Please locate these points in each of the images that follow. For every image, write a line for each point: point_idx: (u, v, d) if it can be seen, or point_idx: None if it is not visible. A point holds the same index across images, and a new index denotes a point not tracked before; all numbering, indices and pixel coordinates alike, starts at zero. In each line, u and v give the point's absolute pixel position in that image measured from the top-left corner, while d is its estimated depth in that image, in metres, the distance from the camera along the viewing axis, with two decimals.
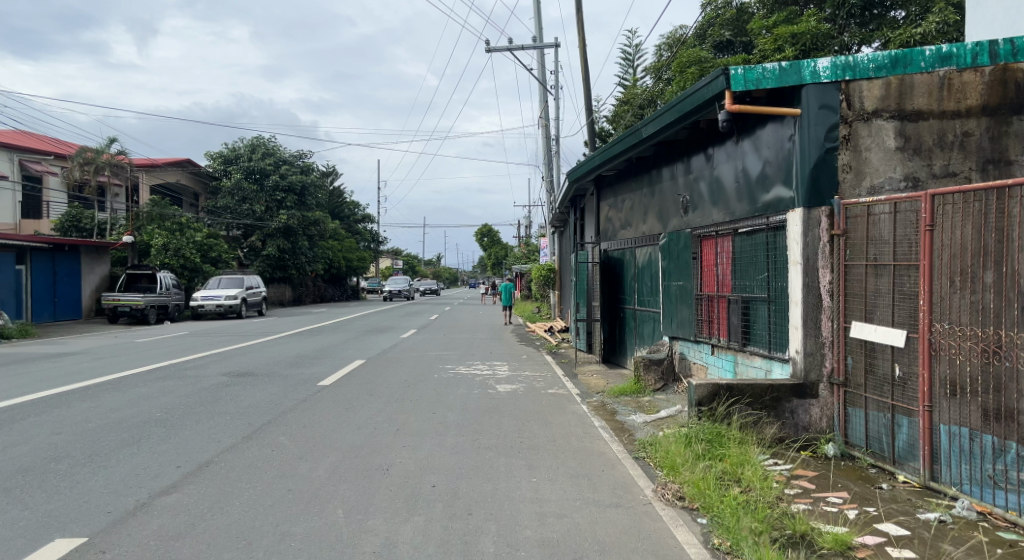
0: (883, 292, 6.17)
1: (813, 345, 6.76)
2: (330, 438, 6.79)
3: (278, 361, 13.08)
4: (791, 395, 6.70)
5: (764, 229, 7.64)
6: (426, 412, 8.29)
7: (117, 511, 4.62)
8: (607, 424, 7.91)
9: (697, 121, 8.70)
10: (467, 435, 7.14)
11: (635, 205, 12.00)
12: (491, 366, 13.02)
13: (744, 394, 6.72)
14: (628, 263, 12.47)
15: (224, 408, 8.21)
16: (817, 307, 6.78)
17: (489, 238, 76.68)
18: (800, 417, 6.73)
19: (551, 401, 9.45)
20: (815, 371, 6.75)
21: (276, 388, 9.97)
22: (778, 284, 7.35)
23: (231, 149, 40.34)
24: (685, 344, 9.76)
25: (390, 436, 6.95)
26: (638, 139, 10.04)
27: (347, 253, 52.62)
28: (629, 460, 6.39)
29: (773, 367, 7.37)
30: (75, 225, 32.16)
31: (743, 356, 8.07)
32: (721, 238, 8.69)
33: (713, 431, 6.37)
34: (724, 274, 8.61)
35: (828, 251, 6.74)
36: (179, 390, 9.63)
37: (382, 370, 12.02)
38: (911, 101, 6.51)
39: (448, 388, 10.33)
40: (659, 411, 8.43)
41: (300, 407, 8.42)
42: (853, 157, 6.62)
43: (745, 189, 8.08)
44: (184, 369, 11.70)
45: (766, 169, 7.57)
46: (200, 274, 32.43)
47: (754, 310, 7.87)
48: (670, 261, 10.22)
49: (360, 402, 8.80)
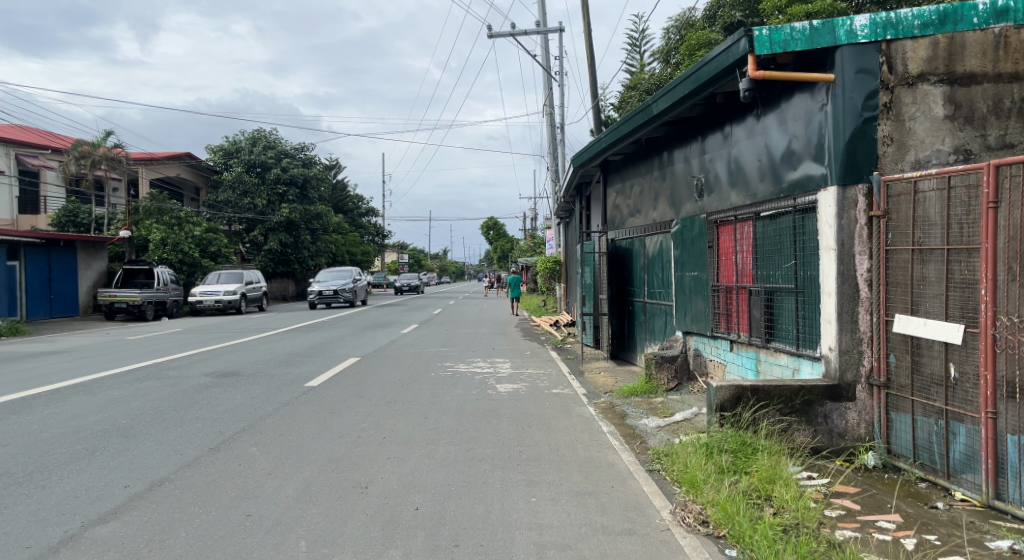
0: (932, 281, 5.42)
1: (849, 341, 6.00)
2: (308, 449, 6.08)
3: (268, 360, 12.37)
4: (825, 398, 5.94)
5: (790, 211, 6.86)
6: (418, 417, 7.56)
7: (38, 547, 3.92)
8: (617, 430, 7.16)
9: (714, 94, 7.91)
10: (460, 444, 6.41)
11: (645, 191, 11.20)
12: (492, 363, 12.28)
13: (771, 399, 5.97)
14: (637, 253, 11.70)
15: (198, 414, 7.48)
16: (854, 299, 6.00)
17: (495, 231, 75.82)
18: (835, 423, 5.96)
19: (555, 402, 8.72)
20: (851, 371, 5.99)
21: (260, 389, 9.26)
22: (807, 273, 6.58)
23: (232, 142, 39.80)
24: (700, 340, 9.01)
25: (375, 447, 6.23)
26: (648, 117, 9.22)
27: (349, 247, 51.73)
28: (642, 473, 5.66)
29: (802, 366, 6.61)
30: (72, 219, 31.59)
31: (767, 353, 7.30)
32: (741, 223, 7.90)
33: (737, 440, 5.63)
34: (745, 263, 7.82)
35: (865, 235, 5.96)
36: (155, 392, 8.92)
37: (376, 369, 11.26)
38: (962, 62, 5.71)
39: (445, 388, 9.61)
40: (673, 414, 7.68)
41: (281, 411, 7.72)
42: (895, 129, 5.83)
43: (768, 168, 7.29)
44: (166, 369, 10.96)
45: (793, 145, 6.78)
46: (199, 268, 31.80)
47: (778, 303, 7.11)
48: (683, 249, 9.42)
49: (347, 406, 8.09)
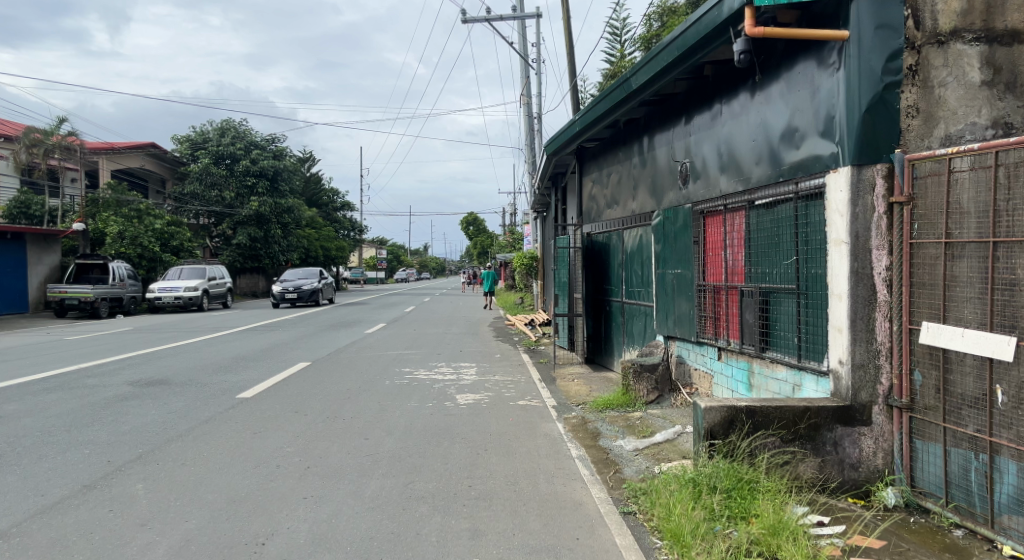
0: (967, 281, 4.42)
1: (864, 354, 4.98)
2: (208, 484, 4.96)
3: (208, 364, 11.10)
4: (834, 422, 4.94)
5: (791, 199, 5.85)
6: (356, 439, 6.45)
7: None
8: (588, 455, 6.12)
9: (702, 62, 6.88)
10: (398, 476, 5.32)
11: (624, 178, 10.15)
12: (456, 369, 11.17)
13: (771, 423, 4.94)
14: (614, 248, 10.66)
15: (93, 435, 6.28)
16: (869, 303, 4.98)
17: (475, 226, 74.47)
18: (846, 452, 4.94)
19: (520, 417, 7.66)
20: (867, 390, 4.97)
21: (183, 401, 8.07)
22: (810, 272, 5.58)
23: (199, 132, 38.21)
24: (683, 346, 8.00)
25: (292, 481, 5.13)
26: (625, 93, 8.11)
27: (323, 242, 50.07)
28: (615, 516, 4.63)
29: (804, 382, 5.63)
30: (23, 212, 29.82)
31: (761, 365, 6.31)
32: (732, 213, 6.88)
33: (731, 475, 4.61)
34: (735, 259, 6.80)
35: (884, 226, 4.95)
36: (57, 405, 7.67)
37: (324, 377, 10.02)
38: (1003, 17, 4.72)
39: (397, 400, 8.47)
40: (652, 434, 6.66)
41: (196, 431, 6.54)
42: (922, 97, 4.85)
43: (765, 147, 6.28)
44: (85, 378, 9.60)
45: (795, 120, 5.79)
46: (159, 264, 30.34)
47: (776, 305, 6.11)
48: (665, 244, 8.37)
49: (277, 424, 6.95)
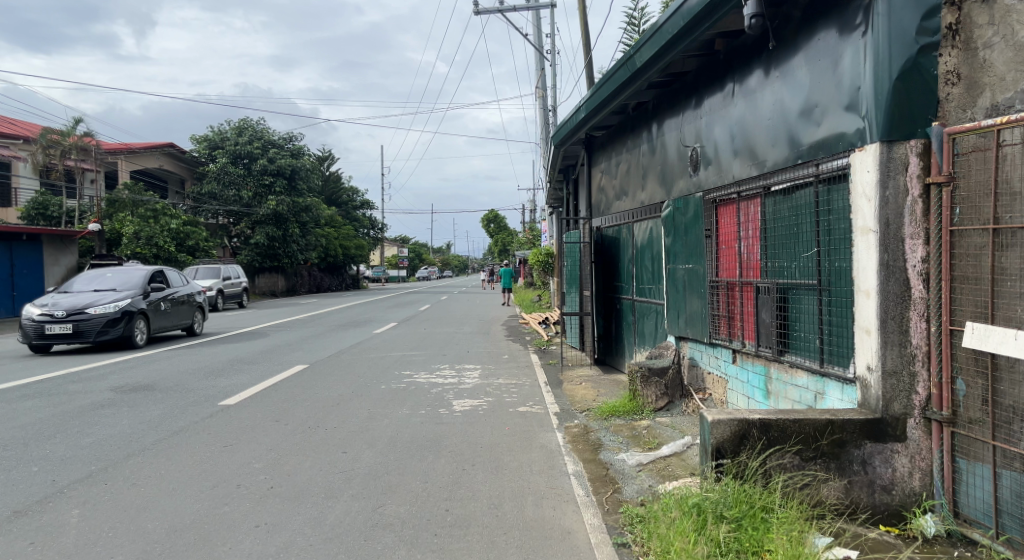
0: (1018, 274, 3.74)
1: (896, 359, 4.31)
2: (152, 508, 4.46)
3: (202, 367, 10.65)
4: (861, 437, 4.29)
5: (811, 184, 5.19)
6: (334, 453, 5.91)
7: None
8: (586, 471, 5.52)
9: (713, 33, 6.22)
10: (369, 498, 4.77)
11: (633, 167, 9.49)
12: (459, 371, 10.61)
13: (787, 440, 4.30)
14: (624, 244, 10.01)
15: (51, 449, 5.85)
16: (903, 301, 4.30)
17: (497, 223, 73.61)
18: (876, 472, 4.28)
19: (517, 425, 7.09)
20: (900, 402, 4.29)
21: (161, 409, 7.62)
22: (832, 265, 4.92)
23: (217, 132, 38.13)
24: (696, 348, 7.37)
25: (249, 504, 4.61)
26: (629, 72, 7.47)
27: (343, 242, 49.97)
28: (606, 548, 4.04)
29: (827, 391, 4.97)
30: (42, 213, 29.88)
31: (778, 370, 5.67)
32: (746, 201, 6.21)
33: (741, 502, 3.99)
34: (751, 252, 6.14)
35: (919, 212, 4.27)
36: (28, 414, 7.25)
37: (318, 382, 9.50)
38: None
39: (391, 407, 7.92)
40: (659, 446, 6.02)
41: (163, 443, 6.07)
42: (964, 61, 4.18)
43: (782, 126, 5.61)
44: (70, 383, 9.20)
45: (816, 93, 5.12)
46: (175, 264, 30.15)
47: (795, 303, 5.45)
48: (675, 237, 7.71)
49: (253, 435, 6.45)
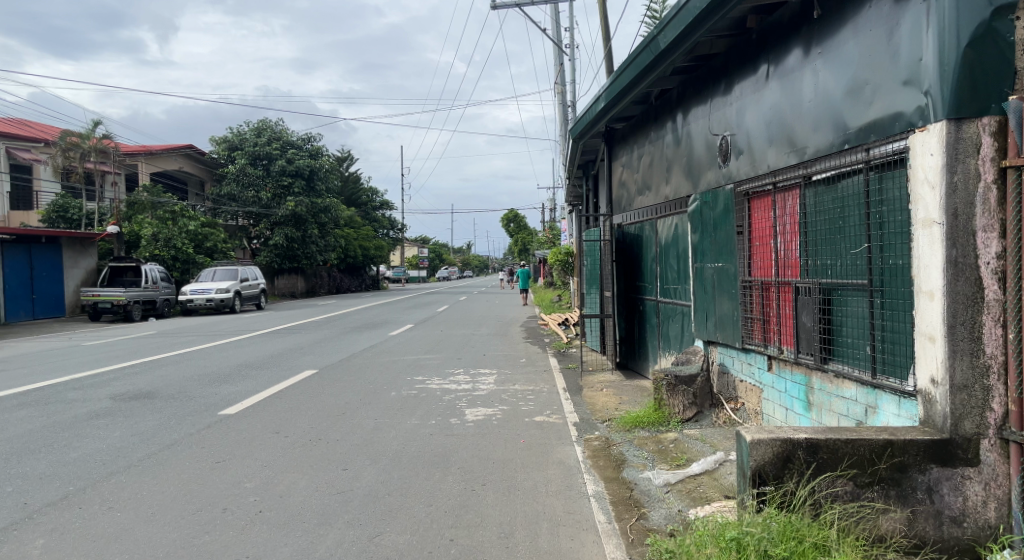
0: None
1: (968, 371, 3.73)
2: (124, 538, 4.01)
3: (208, 373, 10.24)
4: (927, 461, 3.72)
5: (859, 171, 4.62)
6: (333, 470, 5.44)
7: None
8: (608, 492, 4.98)
9: (745, 9, 5.64)
10: (365, 525, 4.29)
11: (656, 160, 8.93)
12: (474, 377, 10.12)
13: (840, 464, 3.74)
14: (647, 241, 9.45)
15: (30, 465, 5.44)
16: (975, 303, 3.72)
17: (517, 223, 72.94)
18: (945, 502, 3.70)
19: (534, 437, 6.59)
20: (971, 420, 3.72)
21: (157, 419, 7.20)
22: (886, 263, 4.35)
23: (236, 133, 38.00)
24: (727, 353, 6.80)
25: (232, 532, 4.15)
26: (652, 55, 6.89)
27: (362, 242, 49.70)
28: None
29: (881, 405, 4.40)
30: (62, 216, 29.92)
31: (821, 379, 5.10)
32: (783, 194, 5.65)
33: (788, 536, 3.44)
34: (789, 248, 5.58)
35: (992, 200, 3.71)
36: (16, 425, 6.86)
37: (326, 390, 9.05)
38: None
39: (399, 417, 7.42)
40: (688, 463, 5.47)
41: (151, 459, 5.63)
42: None
43: (825, 107, 5.03)
44: (69, 390, 8.82)
45: (867, 68, 4.54)
46: (194, 265, 30.00)
47: (840, 305, 4.88)
48: (702, 233, 7.15)
49: (249, 449, 6.00)
